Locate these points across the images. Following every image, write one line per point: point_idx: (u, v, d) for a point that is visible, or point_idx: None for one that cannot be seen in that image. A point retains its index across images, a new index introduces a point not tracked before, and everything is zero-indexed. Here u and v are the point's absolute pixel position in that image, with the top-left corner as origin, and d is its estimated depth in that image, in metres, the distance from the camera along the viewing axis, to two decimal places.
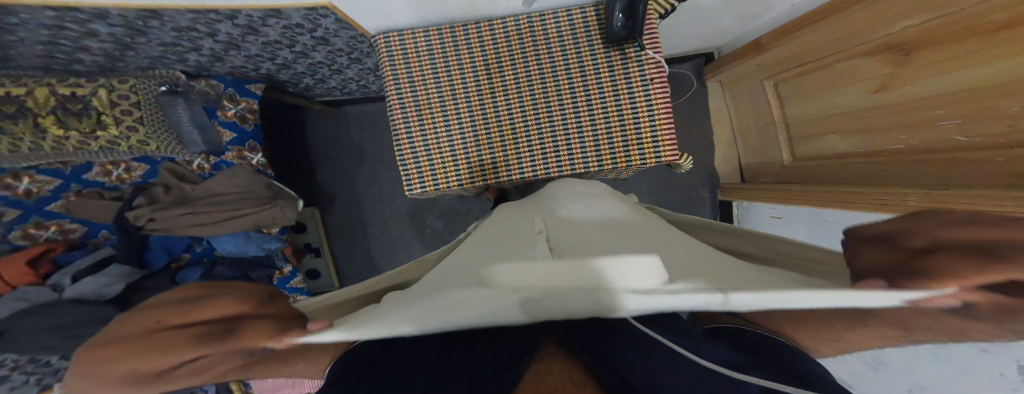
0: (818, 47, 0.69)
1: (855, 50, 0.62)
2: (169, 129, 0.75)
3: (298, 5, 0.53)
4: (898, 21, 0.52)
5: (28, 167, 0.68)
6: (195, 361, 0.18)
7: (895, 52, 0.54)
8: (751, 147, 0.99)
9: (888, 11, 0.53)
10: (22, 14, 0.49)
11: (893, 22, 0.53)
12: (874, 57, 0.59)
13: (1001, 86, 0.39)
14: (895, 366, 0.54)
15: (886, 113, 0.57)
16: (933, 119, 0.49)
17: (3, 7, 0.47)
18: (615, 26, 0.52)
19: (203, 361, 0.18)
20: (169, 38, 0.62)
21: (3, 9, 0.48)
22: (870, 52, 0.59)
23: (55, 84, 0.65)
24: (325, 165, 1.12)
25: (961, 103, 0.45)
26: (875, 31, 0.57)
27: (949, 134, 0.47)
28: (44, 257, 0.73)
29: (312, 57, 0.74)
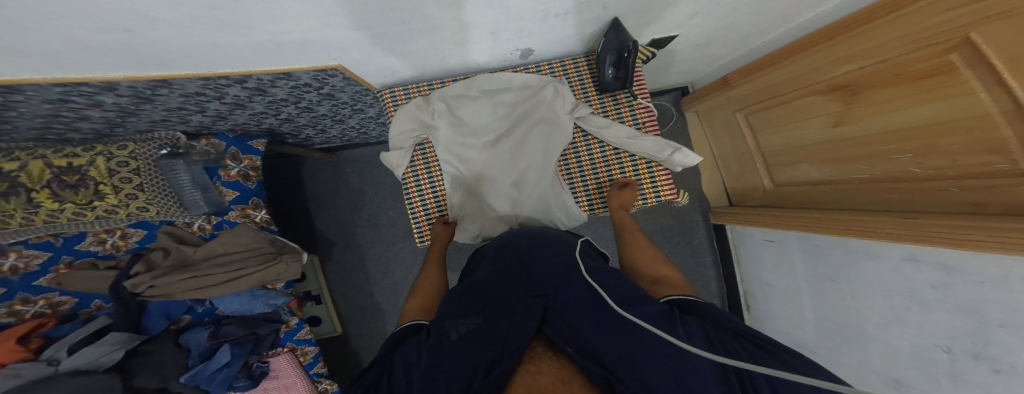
0: (776, 85, 0.78)
1: (810, 88, 0.69)
2: (168, 190, 0.74)
3: (310, 68, 0.56)
4: (840, 65, 0.60)
5: (16, 243, 0.66)
6: (428, 148, 0.71)
7: (843, 92, 0.61)
8: (733, 173, 1.11)
9: (820, 61, 0.63)
10: (29, 92, 0.46)
11: (833, 67, 0.61)
12: (826, 96, 0.66)
13: (939, 124, 0.45)
14: (917, 386, 0.58)
15: (848, 146, 0.65)
16: (888, 152, 0.57)
17: (10, 88, 0.44)
18: (608, 78, 0.62)
19: (428, 147, 0.71)
20: (176, 103, 0.61)
21: (10, 90, 0.44)
22: (821, 91, 0.66)
23: (49, 156, 0.65)
24: (321, 211, 1.12)
25: (910, 140, 0.51)
26: (821, 74, 0.65)
27: (905, 165, 0.54)
28: (33, 332, 0.71)
29: (316, 112, 0.78)
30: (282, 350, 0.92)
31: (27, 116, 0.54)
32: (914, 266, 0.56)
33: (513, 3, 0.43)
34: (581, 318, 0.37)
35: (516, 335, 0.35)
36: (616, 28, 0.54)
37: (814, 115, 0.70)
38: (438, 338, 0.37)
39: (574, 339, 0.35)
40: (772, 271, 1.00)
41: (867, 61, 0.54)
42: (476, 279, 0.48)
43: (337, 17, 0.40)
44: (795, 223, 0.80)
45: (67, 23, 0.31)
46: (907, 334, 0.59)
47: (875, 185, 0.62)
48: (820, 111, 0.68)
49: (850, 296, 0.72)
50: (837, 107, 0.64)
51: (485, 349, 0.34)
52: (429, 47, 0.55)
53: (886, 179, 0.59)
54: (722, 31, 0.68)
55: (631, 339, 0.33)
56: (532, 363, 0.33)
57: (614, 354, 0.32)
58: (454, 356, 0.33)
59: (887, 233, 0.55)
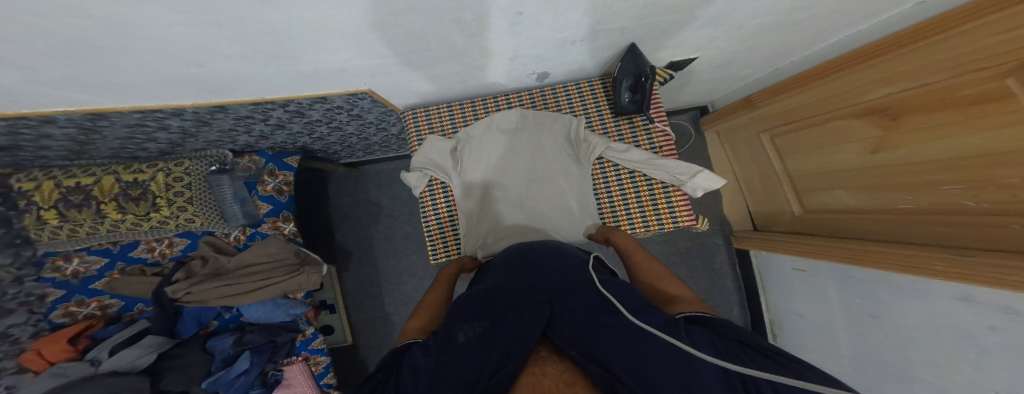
0: (807, 106, 0.75)
1: (843, 111, 0.67)
2: (212, 203, 0.80)
3: (342, 93, 0.61)
4: (877, 88, 0.58)
5: (80, 249, 0.77)
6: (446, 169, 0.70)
7: (882, 116, 0.59)
8: (757, 196, 1.05)
9: (858, 83, 0.61)
10: (114, 118, 0.54)
11: (871, 90, 0.59)
12: (862, 119, 0.63)
13: (992, 155, 0.42)
14: None
15: (888, 174, 0.61)
16: (937, 183, 0.52)
17: (101, 115, 0.52)
18: (624, 101, 0.64)
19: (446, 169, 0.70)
20: (229, 125, 0.68)
21: (99, 116, 0.52)
22: (856, 115, 0.64)
23: (119, 172, 0.75)
24: (342, 223, 1.15)
25: (962, 170, 0.47)
26: (857, 96, 0.62)
27: (957, 198, 0.49)
28: (83, 333, 0.78)
29: (345, 130, 0.84)
30: (296, 359, 0.92)
31: (111, 136, 0.62)
32: (970, 308, 0.49)
33: (531, 27, 0.47)
34: (587, 323, 0.36)
35: (522, 337, 0.34)
36: (633, 53, 0.57)
37: (848, 140, 0.67)
38: (447, 340, 0.36)
39: (575, 342, 0.34)
40: (801, 301, 0.91)
41: (908, 83, 0.52)
42: (484, 287, 0.47)
43: (369, 47, 0.45)
44: (833, 255, 0.74)
45: (155, 59, 0.38)
46: (958, 375, 0.51)
47: (919, 218, 0.57)
48: (857, 136, 0.65)
49: (892, 334, 0.64)
50: (873, 132, 0.61)
51: (491, 351, 0.32)
52: (450, 72, 0.60)
53: (932, 209, 0.55)
54: (746, 51, 0.68)
55: (636, 339, 0.33)
56: (537, 366, 0.31)
57: (618, 354, 0.31)
58: (460, 359, 0.32)
59: (941, 270, 0.50)
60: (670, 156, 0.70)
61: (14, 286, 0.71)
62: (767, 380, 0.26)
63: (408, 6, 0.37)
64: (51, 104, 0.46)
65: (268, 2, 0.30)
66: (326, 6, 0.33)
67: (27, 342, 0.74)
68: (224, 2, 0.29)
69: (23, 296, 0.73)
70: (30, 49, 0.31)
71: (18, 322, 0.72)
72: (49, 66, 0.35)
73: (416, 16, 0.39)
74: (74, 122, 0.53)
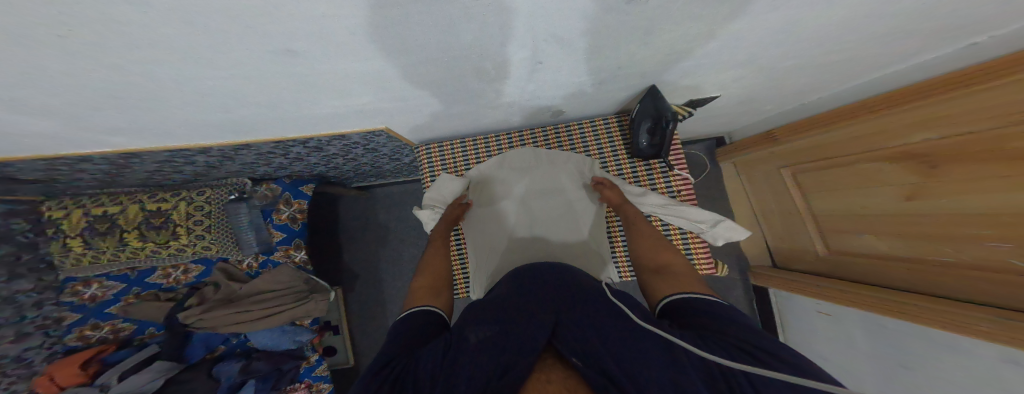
0: (837, 146, 0.76)
1: (876, 153, 0.67)
2: (229, 232, 0.81)
3: (359, 130, 0.61)
4: (917, 132, 0.58)
5: (100, 275, 0.78)
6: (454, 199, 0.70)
7: (920, 163, 0.58)
8: (778, 232, 1.03)
9: (893, 124, 0.62)
10: (145, 156, 0.56)
11: (908, 133, 0.60)
12: (898, 164, 0.63)
13: None
14: None
15: (928, 219, 0.59)
16: (978, 238, 0.52)
17: (134, 154, 0.54)
18: (643, 144, 0.65)
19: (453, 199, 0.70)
20: (251, 159, 0.69)
21: (132, 155, 0.55)
22: (892, 159, 0.64)
23: (144, 200, 0.77)
24: (352, 247, 1.16)
25: (1013, 229, 0.46)
26: (893, 138, 0.63)
27: (1002, 255, 0.48)
28: (95, 358, 0.77)
29: (360, 162, 0.85)
30: (299, 386, 0.89)
31: (144, 167, 0.63)
32: (1013, 366, 0.46)
33: (553, 72, 0.49)
34: (590, 326, 0.36)
35: (528, 342, 0.35)
36: (653, 95, 0.57)
37: (878, 184, 0.68)
38: (457, 341, 0.37)
39: (578, 340, 0.35)
40: (822, 340, 0.87)
41: (949, 131, 0.53)
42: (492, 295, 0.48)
43: (386, 93, 0.47)
44: (855, 301, 0.73)
45: (188, 108, 0.40)
46: None
47: (964, 273, 0.55)
48: (890, 180, 0.65)
49: (924, 385, 0.61)
50: (911, 178, 0.60)
51: (501, 354, 0.34)
52: (468, 111, 0.61)
53: (974, 265, 0.53)
54: (764, 90, 0.68)
55: (632, 340, 0.33)
56: (541, 372, 0.33)
57: (612, 354, 0.32)
58: (468, 361, 0.33)
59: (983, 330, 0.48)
60: (688, 200, 0.69)
61: (32, 310, 0.72)
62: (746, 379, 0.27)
63: (431, 56, 0.38)
64: (88, 146, 0.47)
65: (296, 55, 0.30)
66: (356, 58, 0.33)
67: (41, 365, 0.75)
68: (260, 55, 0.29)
69: (39, 321, 0.74)
70: (73, 100, 0.33)
71: (32, 346, 0.73)
72: (87, 114, 0.37)
73: (437, 65, 0.41)
74: (109, 159, 0.55)
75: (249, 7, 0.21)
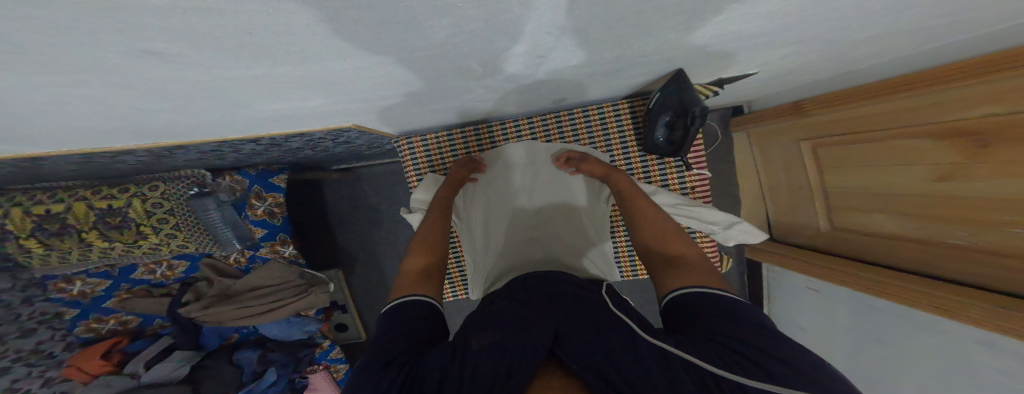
0: (871, 118, 0.67)
1: (920, 129, 0.59)
2: (201, 229, 0.75)
3: (321, 128, 0.51)
4: (979, 107, 0.50)
5: (80, 273, 0.76)
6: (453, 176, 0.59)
7: (972, 142, 0.51)
8: (780, 206, 0.99)
9: (957, 99, 0.52)
10: (63, 157, 0.47)
11: (970, 107, 0.51)
12: (943, 142, 0.55)
13: None
14: None
15: (955, 206, 0.55)
16: (1007, 224, 0.48)
17: (44, 156, 0.45)
18: (658, 140, 0.55)
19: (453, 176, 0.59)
20: (195, 153, 0.59)
21: (45, 156, 0.45)
22: (938, 136, 0.56)
23: (90, 198, 0.68)
24: (343, 228, 1.12)
25: None
26: (946, 113, 0.54)
27: None
28: (114, 348, 0.81)
29: (333, 151, 0.74)
30: (318, 368, 0.98)
31: (68, 164, 0.53)
32: (992, 354, 0.49)
33: (554, 63, 0.38)
34: (602, 330, 0.33)
35: (533, 348, 0.32)
36: (678, 81, 0.45)
37: (912, 162, 0.61)
38: (457, 343, 0.33)
39: (591, 345, 0.31)
40: (803, 313, 0.92)
41: (1020, 107, 0.44)
42: (493, 298, 0.44)
43: (343, 94, 0.37)
44: (845, 281, 0.74)
45: (78, 120, 0.31)
46: None
47: (974, 255, 0.54)
48: (929, 159, 0.58)
49: (895, 362, 0.65)
50: (952, 158, 0.54)
51: (503, 356, 0.31)
52: (451, 106, 0.50)
53: (994, 250, 0.51)
54: (813, 64, 0.56)
55: (647, 344, 0.31)
56: (545, 377, 0.30)
57: (626, 359, 0.29)
58: (470, 364, 0.30)
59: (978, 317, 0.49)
60: (701, 198, 0.64)
61: (25, 307, 0.72)
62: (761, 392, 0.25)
63: (381, 53, 0.28)
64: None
65: (168, 58, 0.19)
66: (263, 66, 0.24)
67: (64, 355, 0.79)
68: (109, 66, 0.19)
69: (36, 316, 0.74)
70: None
71: (45, 340, 0.76)
72: None
73: (390, 68, 0.32)
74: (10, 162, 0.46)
75: (38, 24, 0.13)
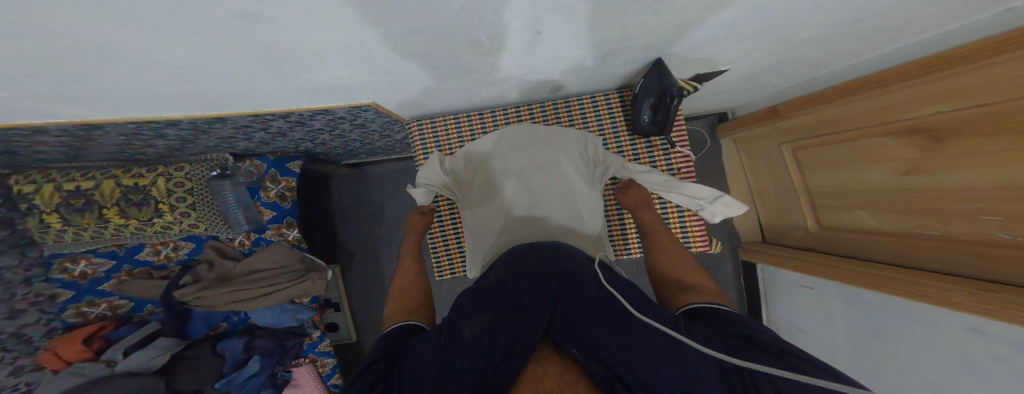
0: (837, 120, 0.73)
1: (880, 129, 0.64)
2: (214, 209, 0.78)
3: (344, 105, 0.57)
4: (925, 105, 0.54)
5: (86, 252, 0.76)
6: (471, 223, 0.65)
7: (925, 136, 0.56)
8: (771, 209, 1.03)
9: (902, 99, 0.58)
10: (110, 127, 0.52)
11: (915, 108, 0.56)
12: (903, 139, 0.60)
13: None
14: None
15: (920, 197, 0.59)
16: (972, 211, 0.50)
17: (96, 125, 0.50)
18: (644, 121, 0.62)
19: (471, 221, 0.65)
20: (228, 133, 0.65)
21: (95, 126, 0.50)
22: (895, 134, 0.61)
23: (120, 175, 0.73)
24: (346, 224, 1.15)
25: (1001, 201, 0.45)
26: (899, 112, 0.59)
27: (994, 229, 0.47)
28: (96, 334, 0.79)
29: (347, 138, 0.80)
30: (304, 361, 0.95)
31: (104, 140, 0.58)
32: (981, 339, 0.48)
33: (552, 45, 0.44)
34: (588, 315, 0.35)
35: (525, 333, 0.33)
36: (658, 70, 0.52)
37: (879, 159, 0.66)
38: (450, 335, 0.35)
39: (580, 336, 0.33)
40: (803, 314, 0.92)
41: (957, 104, 0.49)
42: (485, 282, 0.45)
43: (376, 64, 0.43)
44: (840, 274, 0.74)
45: (149, 78, 0.35)
46: None
47: (944, 244, 0.56)
48: (891, 157, 0.63)
49: (890, 354, 0.65)
50: (912, 153, 0.58)
51: (496, 343, 0.32)
52: (460, 87, 0.56)
53: (961, 238, 0.53)
54: (776, 64, 0.64)
55: (632, 334, 0.32)
56: (538, 364, 0.31)
57: (614, 347, 0.31)
58: (465, 354, 0.32)
59: (957, 299, 0.50)
60: (688, 179, 0.69)
61: (22, 288, 0.70)
62: (763, 374, 0.27)
63: (402, 21, 0.31)
64: (39, 118, 0.44)
65: (262, 21, 0.24)
66: (325, 29, 0.29)
67: (41, 342, 0.75)
68: (210, 25, 0.24)
69: (32, 298, 0.73)
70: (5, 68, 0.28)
71: (29, 322, 0.73)
72: (42, 86, 0.33)
73: (418, 36, 0.37)
74: (56, 131, 0.50)
75: None
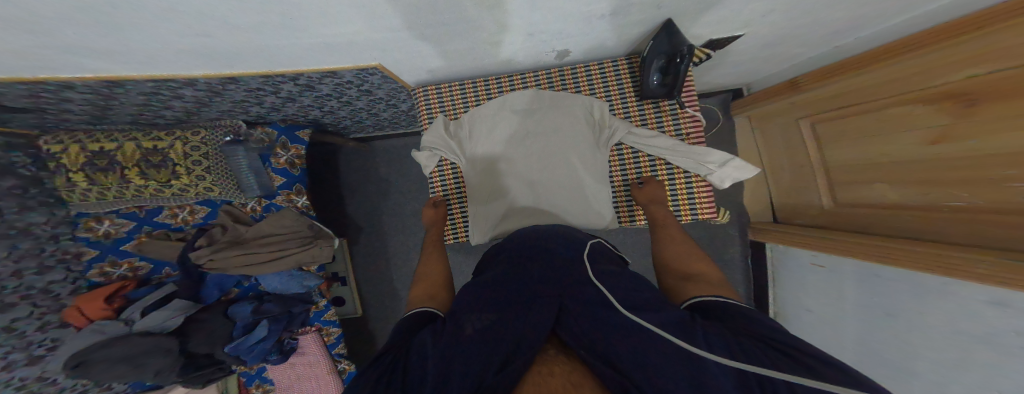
0: (865, 88, 0.70)
1: (905, 97, 0.62)
2: (228, 174, 0.82)
3: (352, 67, 0.58)
4: (956, 70, 0.51)
5: (110, 212, 0.80)
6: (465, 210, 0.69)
7: (960, 102, 0.52)
8: (782, 187, 1.02)
9: (938, 64, 0.54)
10: (129, 86, 0.54)
11: (950, 71, 0.53)
12: (932, 106, 0.57)
13: None
14: None
15: (952, 167, 0.55)
16: (1004, 179, 0.47)
17: (116, 82, 0.52)
18: (652, 85, 0.61)
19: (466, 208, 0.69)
20: (240, 95, 0.67)
21: (115, 83, 0.53)
22: (925, 100, 0.58)
23: (139, 138, 0.76)
24: (355, 198, 1.17)
25: None
26: (931, 79, 0.56)
27: (1020, 196, 0.44)
28: (117, 293, 0.81)
29: (355, 106, 0.82)
30: (310, 329, 0.98)
31: (124, 100, 0.61)
32: (999, 312, 0.46)
33: (555, 4, 0.43)
34: (597, 319, 0.33)
35: (530, 333, 0.32)
36: (668, 30, 0.51)
37: (912, 125, 0.61)
38: (455, 328, 0.35)
39: (587, 341, 0.31)
40: (812, 296, 0.90)
41: (988, 67, 0.46)
42: (493, 278, 0.45)
43: (382, 22, 0.42)
44: (857, 252, 0.71)
45: (161, 28, 0.36)
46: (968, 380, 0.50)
47: (970, 216, 0.53)
48: (922, 125, 0.59)
49: (903, 333, 0.63)
50: (943, 120, 0.55)
51: (499, 343, 0.31)
52: (465, 48, 0.56)
53: (987, 207, 0.50)
54: (789, 31, 0.62)
55: (643, 335, 0.31)
56: (543, 365, 0.29)
57: (626, 352, 0.28)
58: (467, 349, 0.31)
59: (977, 271, 0.47)
60: (695, 143, 0.67)
61: (51, 244, 0.74)
62: (783, 381, 0.24)
63: None
64: (66, 73, 0.46)
65: None
66: None
67: (67, 299, 0.78)
68: None
69: (59, 255, 0.76)
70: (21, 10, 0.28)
71: (56, 279, 0.76)
72: (66, 36, 0.35)
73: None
74: (80, 88, 0.53)
75: None
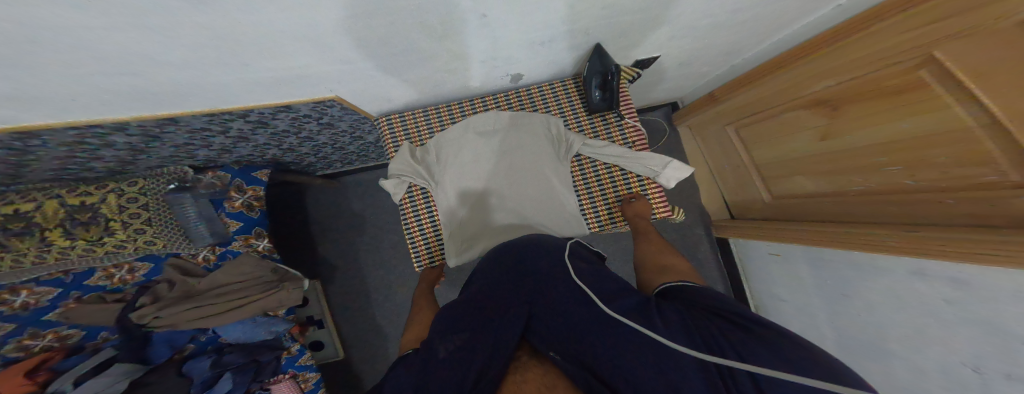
0: (762, 101, 0.79)
1: (798, 101, 0.69)
2: (174, 224, 0.76)
3: (307, 100, 0.57)
4: (818, 81, 0.63)
5: (28, 280, 0.65)
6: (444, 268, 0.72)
7: (825, 107, 0.64)
8: (730, 184, 1.09)
9: (813, 71, 0.63)
10: (44, 136, 0.49)
11: (811, 82, 0.65)
12: (809, 110, 0.68)
13: (941, 135, 0.45)
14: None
15: (840, 158, 0.65)
16: (880, 166, 0.57)
17: (29, 132, 0.47)
18: (595, 99, 0.65)
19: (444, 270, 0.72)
20: (183, 138, 0.63)
21: (27, 134, 0.47)
22: (805, 106, 0.68)
23: (64, 195, 0.69)
24: (326, 237, 1.11)
25: (907, 152, 0.52)
26: (802, 89, 0.67)
27: (900, 179, 0.55)
28: (40, 367, 0.67)
29: (316, 141, 0.80)
30: (283, 377, 0.88)
31: (45, 154, 0.56)
32: (928, 281, 0.53)
33: (500, 32, 0.45)
34: (565, 318, 0.34)
35: (504, 342, 0.33)
36: (599, 53, 0.57)
37: (802, 128, 0.71)
38: (428, 353, 0.35)
39: (561, 342, 0.32)
40: (781, 286, 0.95)
41: (846, 76, 0.57)
42: (469, 294, 0.44)
43: (334, 53, 0.42)
44: (799, 237, 0.78)
45: (89, 67, 0.34)
46: (931, 349, 0.54)
47: (873, 198, 0.61)
48: (807, 125, 0.69)
49: (864, 311, 0.67)
50: (820, 121, 0.66)
51: (477, 358, 0.32)
52: (423, 76, 0.58)
53: (880, 190, 0.59)
54: (705, 51, 0.70)
55: (606, 326, 0.31)
56: (518, 373, 0.30)
57: (593, 349, 0.29)
58: (443, 375, 0.31)
59: (890, 245, 0.56)
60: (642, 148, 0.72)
61: None
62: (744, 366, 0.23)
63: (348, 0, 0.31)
64: None
65: None
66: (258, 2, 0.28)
67: None
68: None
69: None
70: None
71: None
72: None
73: (367, 21, 0.36)
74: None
75: None
